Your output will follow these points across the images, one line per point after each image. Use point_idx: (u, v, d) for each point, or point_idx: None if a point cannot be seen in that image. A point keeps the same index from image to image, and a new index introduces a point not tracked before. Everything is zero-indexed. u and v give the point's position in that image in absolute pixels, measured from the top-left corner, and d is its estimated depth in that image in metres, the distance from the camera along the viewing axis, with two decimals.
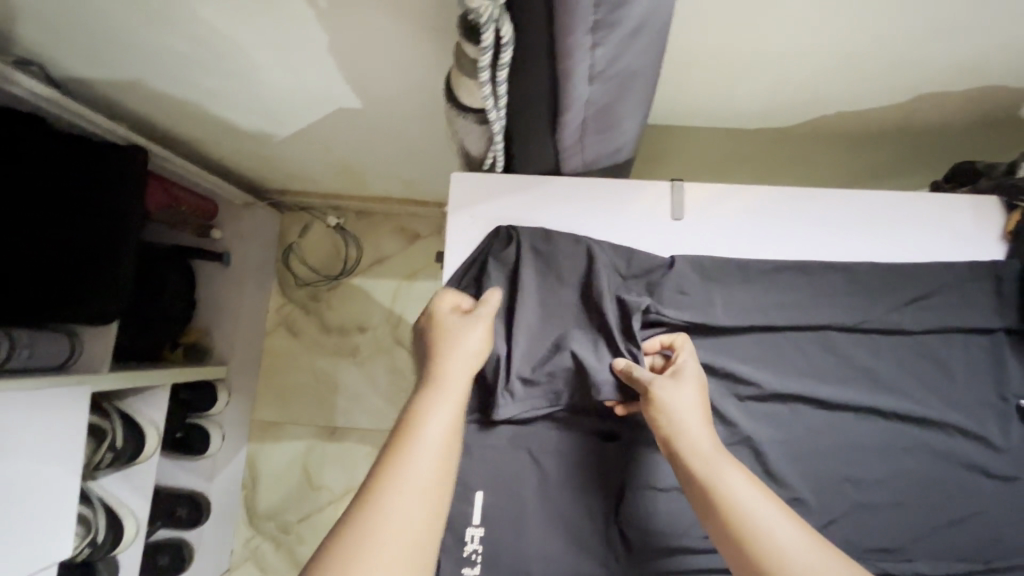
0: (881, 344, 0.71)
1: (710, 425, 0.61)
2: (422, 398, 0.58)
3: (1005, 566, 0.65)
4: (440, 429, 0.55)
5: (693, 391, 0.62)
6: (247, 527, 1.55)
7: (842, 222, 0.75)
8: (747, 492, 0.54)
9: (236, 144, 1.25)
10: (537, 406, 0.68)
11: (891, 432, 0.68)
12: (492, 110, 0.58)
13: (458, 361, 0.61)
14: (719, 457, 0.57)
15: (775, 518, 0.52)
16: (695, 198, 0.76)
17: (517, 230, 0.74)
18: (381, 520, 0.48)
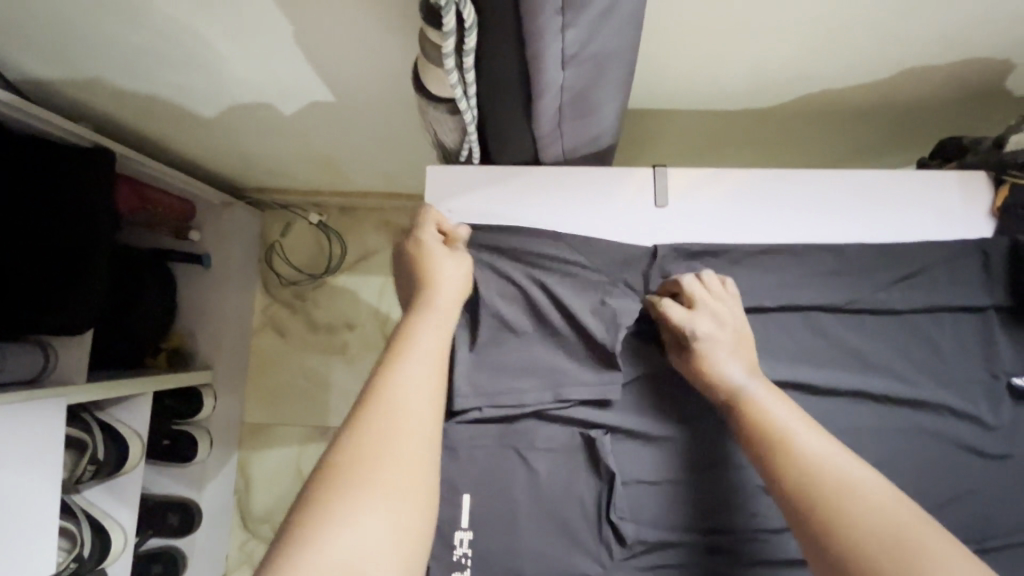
0: (870, 326, 0.69)
1: (744, 349, 0.62)
2: (409, 321, 0.59)
3: (1001, 545, 0.64)
4: (430, 344, 0.57)
5: (720, 330, 0.63)
6: (242, 531, 1.53)
7: (829, 202, 0.73)
8: (776, 406, 0.57)
9: (208, 142, 1.21)
10: (503, 400, 0.66)
11: (883, 415, 0.67)
12: (462, 99, 0.55)
13: (445, 287, 0.62)
14: (749, 380, 0.60)
15: (800, 429, 0.55)
16: (678, 183, 0.74)
17: (482, 230, 0.70)
18: (383, 422, 0.50)
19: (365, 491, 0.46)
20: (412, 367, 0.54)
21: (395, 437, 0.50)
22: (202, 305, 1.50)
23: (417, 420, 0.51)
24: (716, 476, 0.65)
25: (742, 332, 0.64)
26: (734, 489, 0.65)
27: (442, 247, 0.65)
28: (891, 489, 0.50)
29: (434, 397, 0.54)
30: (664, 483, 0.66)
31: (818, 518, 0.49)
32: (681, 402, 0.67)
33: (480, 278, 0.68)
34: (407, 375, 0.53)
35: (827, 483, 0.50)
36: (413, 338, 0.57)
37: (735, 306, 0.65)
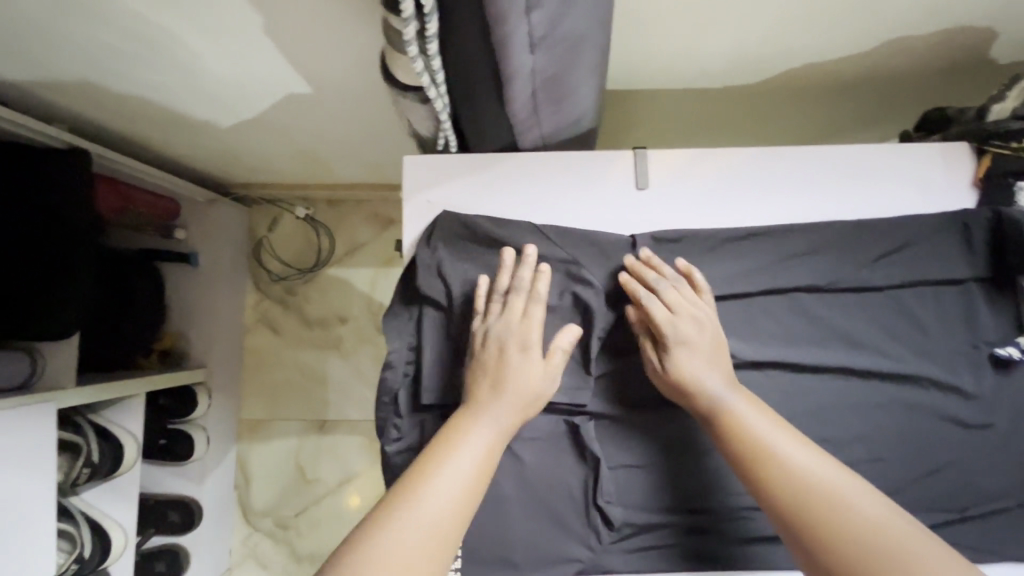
0: (852, 303, 0.69)
1: (720, 360, 0.62)
2: (466, 413, 0.60)
3: (982, 513, 0.65)
4: (475, 448, 0.57)
5: (696, 344, 0.62)
6: (244, 525, 1.55)
7: (811, 179, 0.73)
8: (756, 419, 0.58)
9: (186, 138, 1.19)
10: None
11: (866, 390, 0.68)
12: (430, 87, 0.54)
13: (519, 394, 0.61)
14: (728, 395, 0.60)
15: (778, 438, 0.56)
16: (659, 165, 0.72)
17: (451, 222, 0.70)
18: (415, 513, 0.52)
19: None
20: (454, 467, 0.55)
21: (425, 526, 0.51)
22: (191, 304, 1.50)
23: (451, 514, 0.53)
24: (700, 459, 0.66)
25: (716, 339, 0.63)
26: (721, 471, 0.65)
27: (511, 324, 0.63)
28: (873, 499, 0.52)
29: (470, 497, 0.55)
30: (650, 467, 0.66)
31: (811, 534, 0.51)
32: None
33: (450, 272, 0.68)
34: (450, 474, 0.55)
35: (814, 498, 0.52)
36: (464, 437, 0.58)
37: (711, 311, 0.64)
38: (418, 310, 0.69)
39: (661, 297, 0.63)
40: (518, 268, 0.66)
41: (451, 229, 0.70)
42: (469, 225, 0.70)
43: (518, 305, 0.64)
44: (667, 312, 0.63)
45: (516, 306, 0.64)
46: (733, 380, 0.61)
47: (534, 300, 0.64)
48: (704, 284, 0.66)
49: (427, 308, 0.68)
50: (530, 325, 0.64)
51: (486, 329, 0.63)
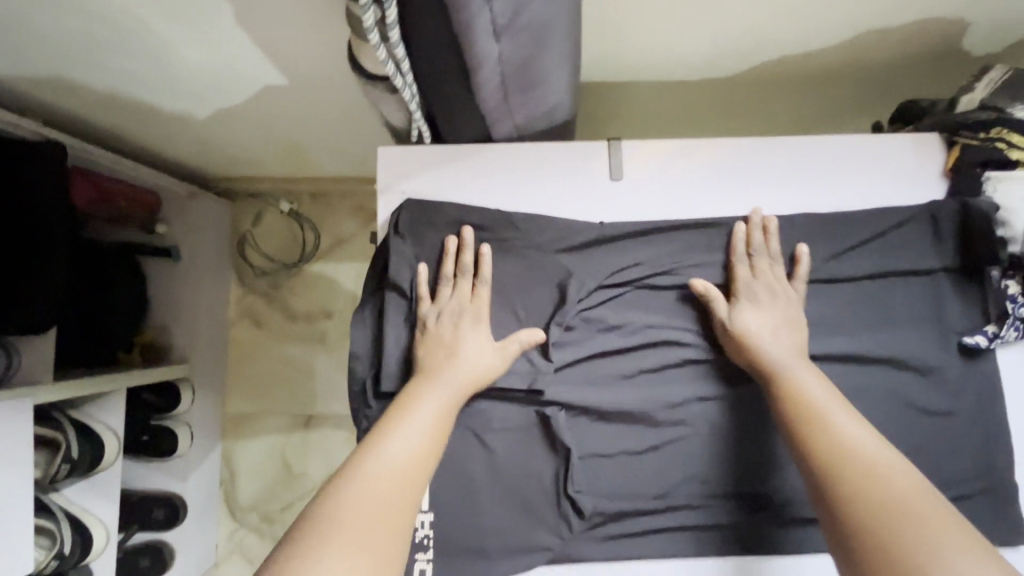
0: (822, 293, 0.70)
1: (791, 334, 0.65)
2: (416, 384, 0.63)
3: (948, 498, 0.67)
4: (426, 415, 0.60)
5: (769, 306, 0.66)
6: (230, 520, 1.54)
7: (786, 169, 0.73)
8: (815, 387, 0.61)
9: (164, 131, 1.17)
10: None
11: (835, 377, 0.69)
12: (396, 76, 0.54)
13: (467, 364, 0.63)
14: (790, 361, 0.63)
15: (833, 408, 0.59)
16: (634, 155, 0.72)
17: (419, 209, 0.69)
18: (369, 469, 0.55)
19: (338, 540, 0.48)
20: (407, 430, 0.58)
21: (377, 484, 0.54)
22: (174, 299, 1.49)
23: (407, 471, 0.56)
24: (669, 446, 0.67)
25: (789, 316, 0.66)
26: (726, 454, 0.67)
27: (456, 304, 0.66)
28: (910, 479, 0.53)
29: (421, 460, 0.57)
30: (621, 456, 0.67)
31: (846, 488, 0.54)
32: (632, 365, 0.68)
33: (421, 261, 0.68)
34: (400, 438, 0.58)
35: (856, 462, 0.55)
36: (414, 405, 0.61)
37: (795, 292, 0.68)
38: (383, 298, 0.69)
39: (751, 261, 0.69)
40: (460, 252, 0.68)
41: (421, 218, 0.69)
42: (434, 211, 0.70)
43: (463, 287, 0.67)
44: (751, 272, 0.68)
45: (463, 288, 0.67)
46: (801, 355, 0.64)
47: (479, 282, 0.67)
48: (802, 272, 0.69)
49: (391, 295, 0.68)
50: (476, 304, 0.67)
51: (434, 310, 0.66)
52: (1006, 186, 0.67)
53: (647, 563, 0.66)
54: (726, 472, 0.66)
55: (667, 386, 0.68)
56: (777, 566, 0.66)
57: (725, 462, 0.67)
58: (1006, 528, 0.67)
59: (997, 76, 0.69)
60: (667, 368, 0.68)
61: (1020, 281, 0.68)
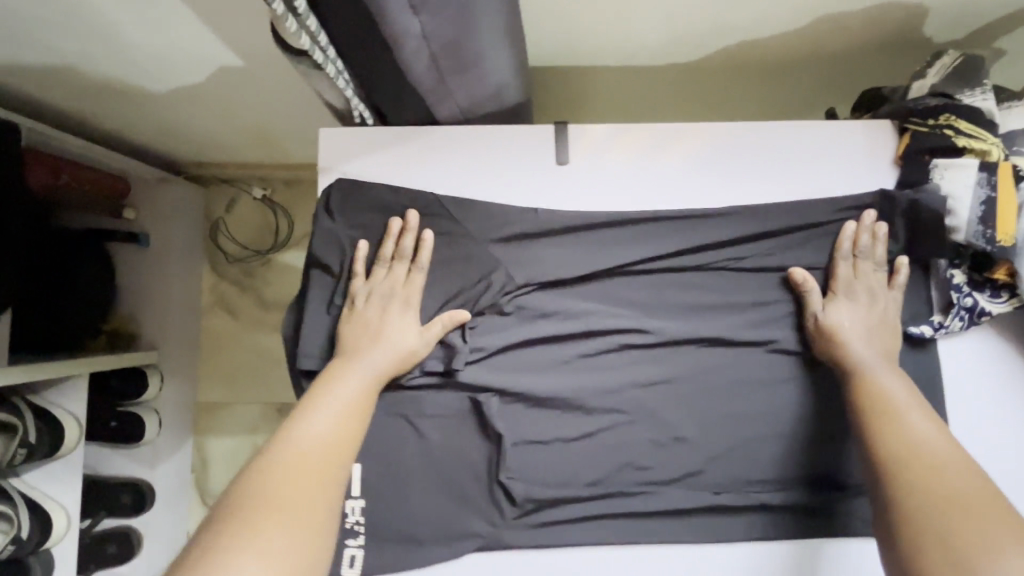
0: (762, 278, 0.71)
1: (882, 338, 0.66)
2: (336, 366, 0.63)
3: None
4: (348, 394, 0.60)
5: (865, 307, 0.67)
6: (201, 507, 1.54)
7: (735, 156, 0.72)
8: (894, 387, 0.62)
9: (125, 115, 1.15)
10: None
11: (771, 365, 0.70)
12: (323, 62, 0.53)
13: (391, 346, 0.65)
14: (877, 364, 0.64)
15: (911, 411, 0.60)
16: (581, 140, 0.71)
17: (359, 193, 0.69)
18: (288, 447, 0.54)
19: (260, 516, 0.47)
20: (327, 409, 0.58)
21: (297, 461, 0.53)
22: (143, 285, 1.47)
23: (328, 447, 0.55)
24: (599, 436, 0.69)
25: (882, 321, 0.67)
26: (670, 444, 0.69)
27: (388, 286, 0.67)
28: (972, 482, 0.52)
29: (342, 437, 0.57)
30: (555, 443, 0.68)
31: (905, 478, 0.55)
32: (567, 352, 0.69)
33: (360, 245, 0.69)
34: (320, 416, 0.58)
35: (920, 460, 0.55)
36: (334, 385, 0.61)
37: (890, 295, 0.68)
38: (315, 281, 0.70)
39: (853, 262, 0.68)
40: (402, 235, 0.68)
41: (361, 201, 0.69)
42: (369, 194, 0.69)
43: (397, 273, 0.67)
44: (851, 271, 0.68)
45: (398, 273, 0.67)
46: (888, 361, 0.65)
47: (416, 267, 0.68)
48: (901, 280, 0.68)
49: (314, 272, 0.70)
50: (410, 290, 0.67)
51: (365, 291, 0.67)
52: (954, 173, 0.65)
53: (581, 550, 0.68)
54: (658, 461, 0.69)
55: (605, 372, 0.69)
56: (736, 550, 0.68)
57: (658, 451, 0.69)
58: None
59: (949, 62, 0.68)
60: (603, 353, 0.70)
61: (966, 271, 0.67)
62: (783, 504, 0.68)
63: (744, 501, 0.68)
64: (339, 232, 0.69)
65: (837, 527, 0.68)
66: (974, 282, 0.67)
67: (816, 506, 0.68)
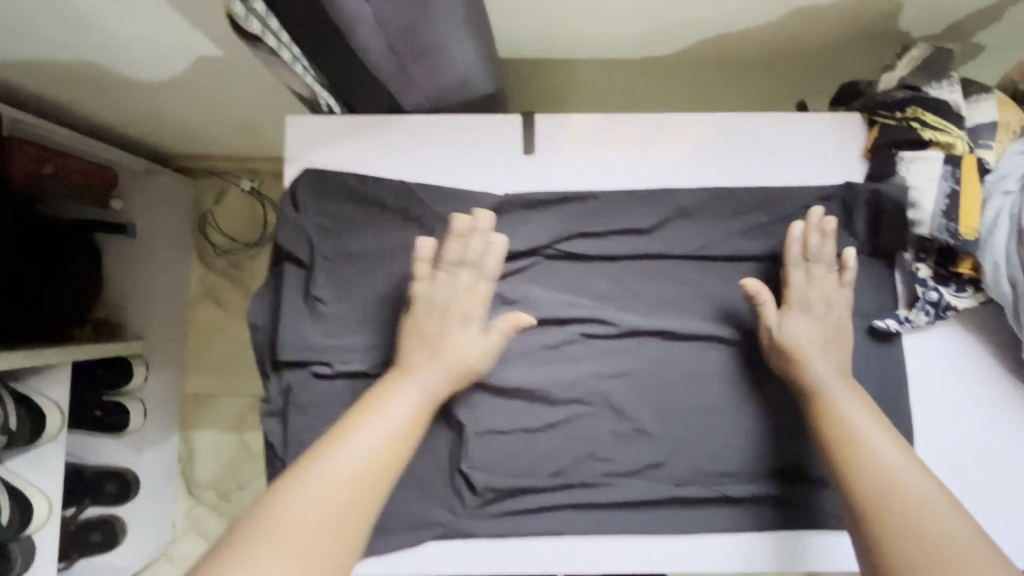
0: (726, 269, 0.71)
1: (836, 350, 0.65)
2: (388, 379, 0.62)
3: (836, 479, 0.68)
4: (394, 413, 0.59)
5: (818, 317, 0.66)
6: (188, 496, 1.55)
7: (703, 149, 0.72)
8: (856, 413, 0.62)
9: (107, 107, 1.12)
10: (355, 357, 0.67)
11: (736, 357, 0.69)
12: (284, 53, 0.56)
13: (446, 362, 0.63)
14: (834, 382, 0.64)
15: (876, 437, 0.60)
16: (548, 131, 0.71)
17: (324, 180, 0.69)
18: (324, 468, 0.54)
19: (280, 545, 0.48)
20: (373, 428, 0.58)
21: (331, 484, 0.53)
22: (131, 276, 1.48)
23: (363, 472, 0.55)
24: (562, 426, 0.69)
25: (836, 330, 0.66)
26: (633, 435, 0.69)
27: (455, 293, 0.65)
28: (955, 525, 0.52)
29: (381, 460, 0.57)
30: (517, 432, 0.68)
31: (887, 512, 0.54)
32: (532, 342, 0.69)
33: (327, 232, 0.69)
34: (361, 436, 0.57)
35: (899, 495, 0.55)
36: (381, 402, 0.60)
37: (847, 301, 0.67)
38: (280, 269, 0.69)
39: (804, 268, 0.67)
40: (468, 236, 0.65)
41: (326, 188, 0.69)
42: (333, 181, 0.69)
43: (462, 277, 0.65)
44: (804, 279, 0.67)
45: (462, 279, 0.65)
46: (850, 383, 0.64)
47: (481, 274, 0.65)
48: (850, 276, 0.67)
49: (289, 266, 0.69)
50: (472, 299, 0.65)
51: (425, 297, 0.65)
52: (919, 165, 0.64)
53: (543, 540, 0.68)
54: (621, 452, 0.68)
55: (569, 362, 0.69)
56: (697, 542, 0.69)
57: (620, 443, 0.69)
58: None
59: (917, 54, 0.67)
60: (568, 344, 0.69)
61: (932, 265, 0.67)
62: (742, 496, 0.68)
63: (704, 493, 0.68)
64: (304, 218, 0.68)
65: (796, 521, 0.68)
66: (940, 277, 0.67)
67: (776, 500, 0.68)
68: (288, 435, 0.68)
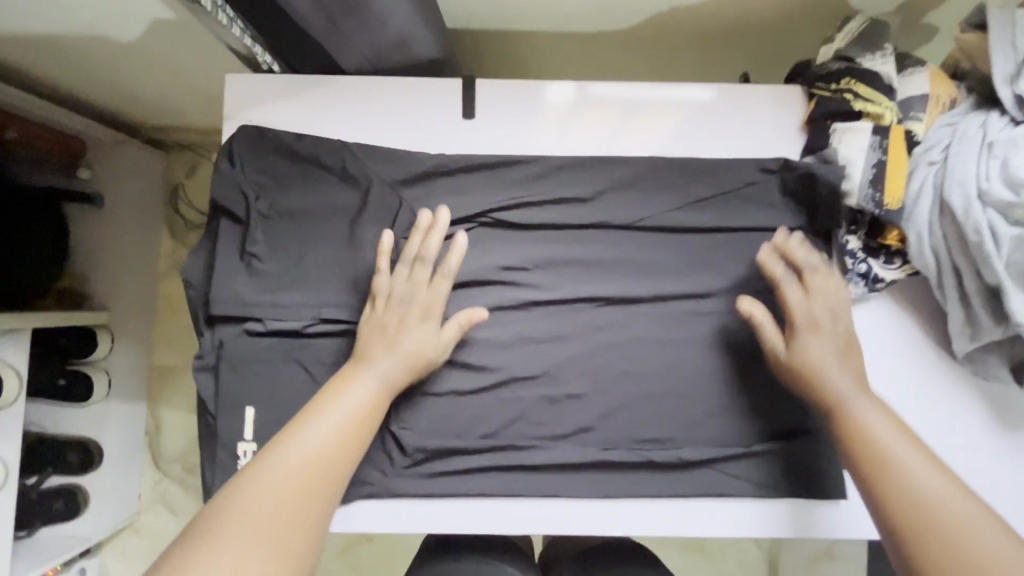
0: (667, 242, 0.71)
1: (852, 364, 0.61)
2: (345, 372, 0.60)
3: (761, 447, 0.69)
4: (348, 406, 0.56)
5: (828, 332, 0.62)
6: (154, 470, 1.43)
7: (643, 119, 0.72)
8: (881, 426, 0.57)
9: (78, 73, 1.03)
10: (288, 315, 0.67)
11: (668, 325, 0.70)
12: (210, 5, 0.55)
13: (402, 354, 0.61)
14: (855, 396, 0.59)
15: (903, 450, 0.54)
16: (489, 95, 0.71)
17: (262, 137, 0.69)
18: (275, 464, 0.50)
19: (220, 548, 0.43)
20: (326, 422, 0.54)
21: (280, 481, 0.49)
22: (98, 249, 1.37)
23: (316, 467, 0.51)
24: (494, 390, 0.69)
25: (847, 341, 0.62)
26: (565, 400, 0.69)
27: (416, 287, 0.63)
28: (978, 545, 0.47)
29: (333, 456, 0.53)
30: (448, 395, 0.69)
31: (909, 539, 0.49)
32: (463, 305, 0.69)
33: (262, 190, 0.69)
34: (314, 429, 0.53)
35: (922, 518, 0.49)
36: (337, 395, 0.57)
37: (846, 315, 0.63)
38: (216, 225, 0.69)
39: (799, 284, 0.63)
40: (429, 232, 0.64)
41: (264, 145, 0.69)
42: (270, 138, 0.69)
43: (421, 275, 0.64)
44: (802, 296, 0.63)
45: (421, 276, 0.64)
46: (869, 393, 0.60)
47: (442, 272, 0.63)
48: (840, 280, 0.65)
49: (222, 219, 0.69)
50: (432, 296, 0.63)
51: (387, 292, 0.63)
52: (851, 136, 0.65)
53: (473, 502, 0.69)
54: (552, 416, 0.69)
55: (502, 326, 0.69)
56: (627, 506, 0.69)
57: (552, 407, 0.69)
58: (815, 481, 0.69)
59: (854, 25, 0.67)
60: (503, 309, 0.70)
61: (862, 237, 0.67)
62: (670, 461, 0.69)
63: (631, 458, 0.68)
64: (241, 175, 0.68)
65: (722, 488, 0.69)
66: (869, 249, 0.67)
67: (702, 466, 0.69)
68: (219, 392, 0.68)
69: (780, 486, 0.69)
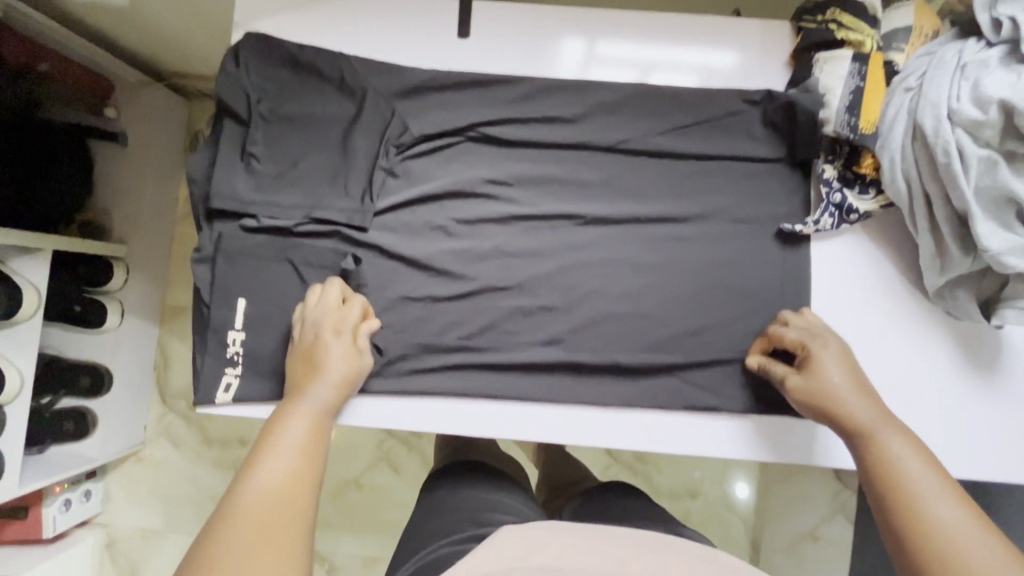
0: (648, 165, 0.73)
1: (867, 397, 0.60)
2: (289, 405, 0.60)
3: (728, 369, 0.71)
4: (294, 438, 0.56)
5: (830, 353, 0.63)
6: (160, 405, 1.43)
7: (634, 47, 0.74)
8: (913, 465, 0.54)
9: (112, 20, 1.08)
10: (282, 213, 0.71)
11: (644, 245, 0.72)
12: None
13: (333, 375, 0.62)
14: (883, 427, 0.57)
15: (934, 496, 0.51)
16: (485, 18, 0.74)
17: (266, 45, 0.73)
18: (242, 499, 0.49)
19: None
20: (280, 450, 0.54)
21: (253, 511, 0.48)
22: (115, 189, 1.32)
23: (283, 491, 0.51)
24: (472, 297, 0.72)
25: (848, 358, 0.63)
26: (538, 312, 0.72)
27: (332, 312, 0.66)
28: None
29: (293, 476, 0.52)
30: (427, 299, 0.72)
31: None
32: (446, 215, 0.73)
33: (264, 95, 0.73)
34: (272, 461, 0.53)
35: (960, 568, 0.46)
36: (281, 427, 0.57)
37: (837, 353, 0.63)
38: (220, 126, 0.73)
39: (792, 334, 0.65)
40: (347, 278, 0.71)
41: (268, 51, 0.73)
42: (273, 45, 0.73)
43: (331, 299, 0.66)
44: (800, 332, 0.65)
45: (331, 302, 0.66)
46: (890, 419, 0.58)
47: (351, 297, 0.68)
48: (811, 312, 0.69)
49: (226, 120, 0.73)
50: (344, 315, 0.66)
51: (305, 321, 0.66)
52: (831, 65, 0.66)
53: (445, 404, 0.71)
54: (526, 326, 0.72)
55: (483, 237, 0.72)
56: (595, 418, 0.71)
57: (527, 318, 0.72)
58: (782, 404, 0.70)
59: None
60: (484, 221, 0.73)
61: (839, 167, 0.69)
62: (636, 374, 0.71)
63: (599, 369, 0.71)
64: (244, 79, 0.72)
65: (688, 407, 0.70)
66: (845, 179, 0.69)
67: (670, 385, 0.71)
68: (213, 283, 0.72)
69: (745, 408, 0.70)
